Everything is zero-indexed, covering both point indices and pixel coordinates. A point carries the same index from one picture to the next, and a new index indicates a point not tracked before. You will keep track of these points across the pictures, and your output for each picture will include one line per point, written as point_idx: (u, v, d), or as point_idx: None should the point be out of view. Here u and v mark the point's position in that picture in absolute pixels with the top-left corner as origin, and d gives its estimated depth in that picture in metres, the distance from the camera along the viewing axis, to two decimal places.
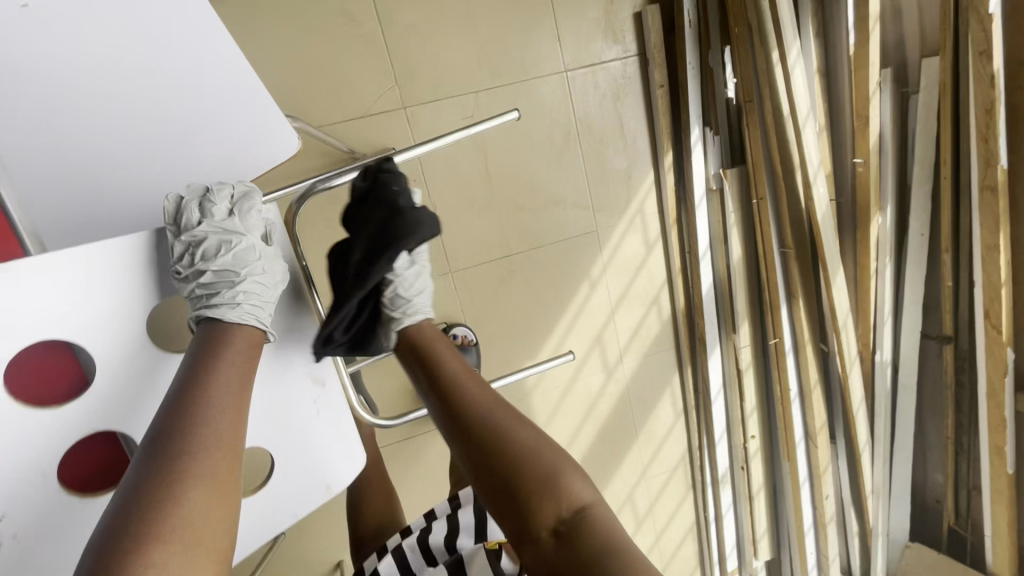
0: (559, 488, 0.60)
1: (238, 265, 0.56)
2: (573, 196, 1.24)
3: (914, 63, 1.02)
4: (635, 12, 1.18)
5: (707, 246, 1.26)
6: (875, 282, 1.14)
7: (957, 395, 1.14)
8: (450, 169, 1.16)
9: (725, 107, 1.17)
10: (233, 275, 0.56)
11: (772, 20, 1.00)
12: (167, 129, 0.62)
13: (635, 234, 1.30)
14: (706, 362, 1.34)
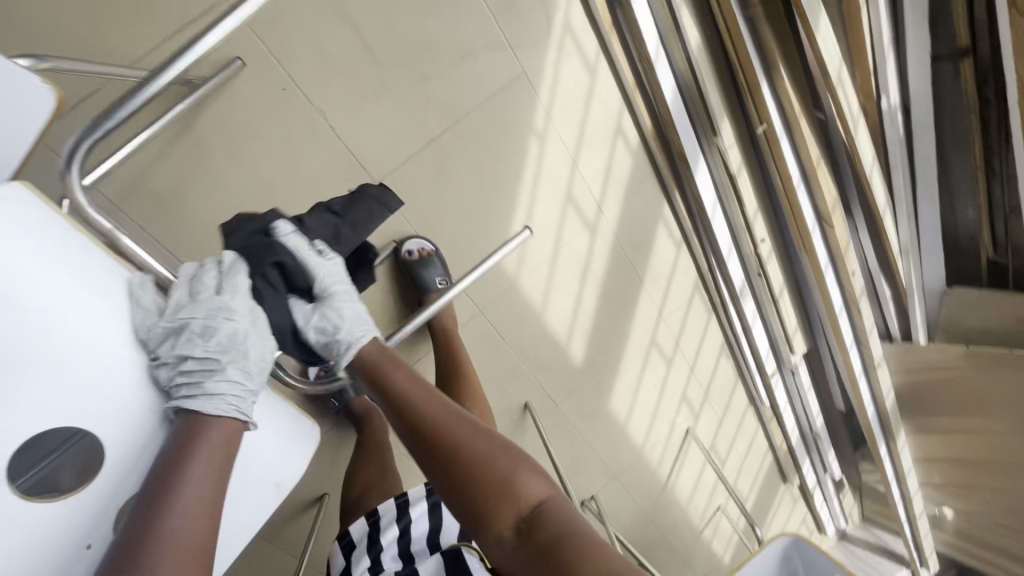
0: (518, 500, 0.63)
1: (223, 350, 0.52)
2: (482, 38, 0.99)
3: None
4: None
5: (658, 42, 1.03)
6: (868, 12, 0.92)
7: (983, 113, 0.99)
8: (317, 56, 0.91)
9: None
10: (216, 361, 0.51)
11: None
12: None
13: (571, 58, 1.06)
14: (694, 179, 1.18)
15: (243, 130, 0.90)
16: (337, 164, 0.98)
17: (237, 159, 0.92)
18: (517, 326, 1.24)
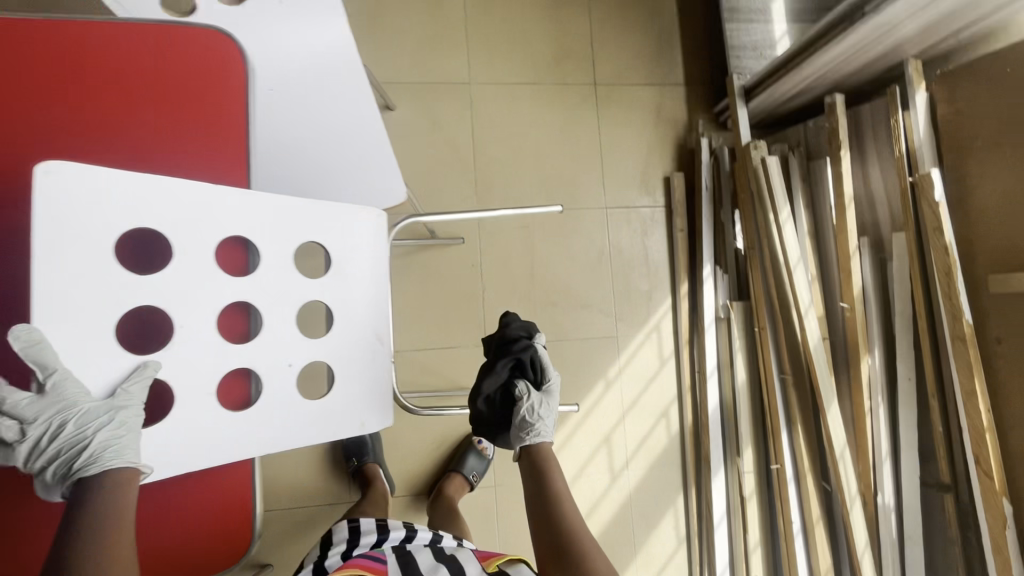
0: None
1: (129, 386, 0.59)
2: (600, 303, 1.47)
3: (887, 238, 1.25)
4: (665, 176, 1.53)
5: (715, 367, 1.40)
6: (870, 420, 1.22)
7: (966, 553, 1.12)
8: (501, 260, 1.43)
9: (733, 253, 1.44)
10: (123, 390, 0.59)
11: (769, 190, 1.31)
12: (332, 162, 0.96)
13: (651, 347, 1.47)
14: (711, 484, 1.37)
15: (435, 271, 1.40)
16: (471, 320, 1.40)
17: (420, 282, 1.39)
18: (514, 518, 1.36)
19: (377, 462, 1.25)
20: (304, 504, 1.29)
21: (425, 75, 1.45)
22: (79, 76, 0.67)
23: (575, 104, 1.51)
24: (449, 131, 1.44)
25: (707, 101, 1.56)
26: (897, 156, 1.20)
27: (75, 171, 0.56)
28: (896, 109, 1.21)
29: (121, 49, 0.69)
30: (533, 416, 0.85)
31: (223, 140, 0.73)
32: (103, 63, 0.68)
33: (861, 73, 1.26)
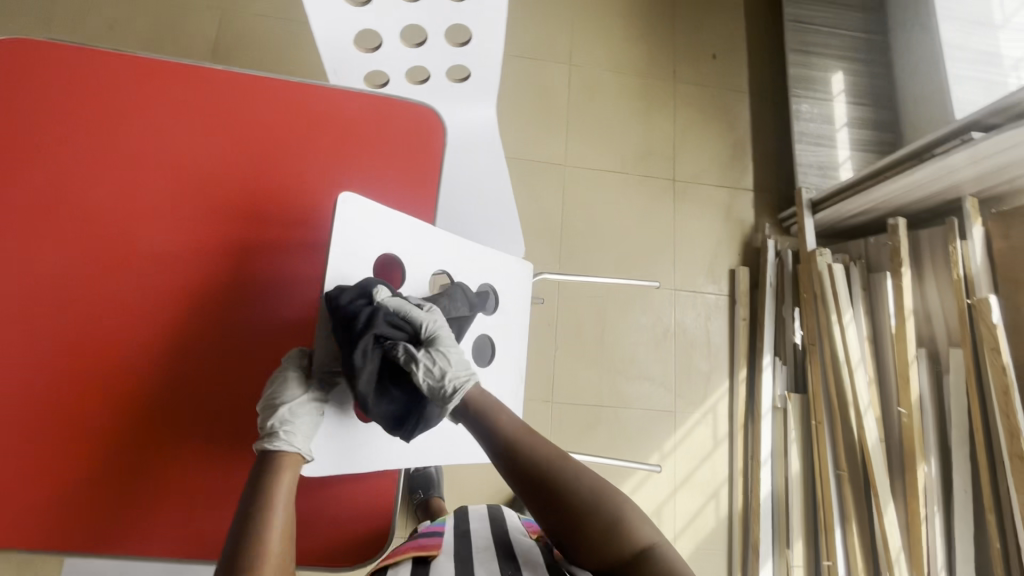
0: (620, 538, 0.70)
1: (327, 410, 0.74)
2: (661, 377, 1.56)
3: (944, 351, 1.34)
4: (730, 268, 1.66)
5: (769, 455, 1.45)
6: (926, 529, 1.24)
7: None
8: (574, 324, 1.55)
9: (792, 347, 1.53)
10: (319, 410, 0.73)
11: (833, 294, 1.42)
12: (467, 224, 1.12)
13: (706, 426, 1.54)
14: (759, 575, 1.38)
15: None
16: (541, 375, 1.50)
17: None
18: None
19: (441, 498, 1.31)
20: None
21: (526, 154, 1.65)
22: (333, 136, 0.88)
23: (655, 195, 1.69)
24: (541, 204, 1.62)
25: (774, 207, 1.72)
26: (955, 278, 1.32)
27: (359, 203, 0.77)
28: (955, 237, 1.34)
29: (361, 116, 0.89)
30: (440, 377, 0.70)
31: (415, 186, 0.89)
32: (349, 127, 0.88)
33: (923, 202, 1.41)
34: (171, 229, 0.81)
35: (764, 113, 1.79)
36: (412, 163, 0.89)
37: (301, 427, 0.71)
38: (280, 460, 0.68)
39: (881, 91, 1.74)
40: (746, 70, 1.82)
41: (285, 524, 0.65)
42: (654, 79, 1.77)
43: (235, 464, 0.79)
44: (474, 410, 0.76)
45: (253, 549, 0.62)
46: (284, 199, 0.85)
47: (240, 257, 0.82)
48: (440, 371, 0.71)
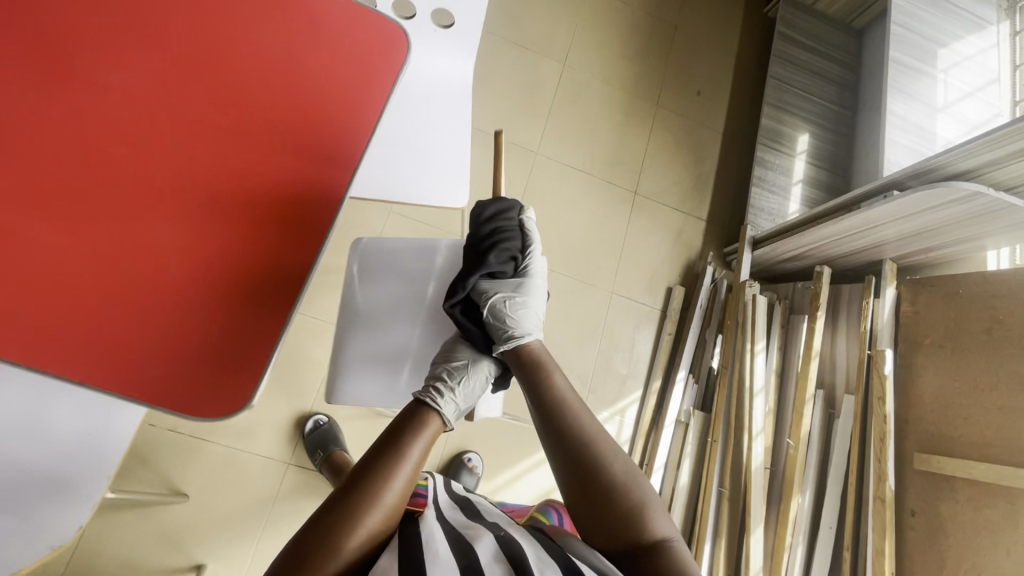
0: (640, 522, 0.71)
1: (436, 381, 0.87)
2: (579, 371, 1.60)
3: (839, 396, 1.42)
4: (668, 286, 1.73)
5: (662, 464, 1.49)
6: (788, 555, 1.28)
7: None
8: None
9: (706, 369, 1.60)
10: (468, 397, 0.85)
11: (751, 323, 1.50)
12: (421, 153, 1.19)
13: (612, 426, 1.57)
14: None
15: None
16: None
17: None
18: None
19: (340, 450, 1.26)
20: (244, 448, 1.31)
21: (502, 134, 1.71)
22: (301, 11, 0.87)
23: (614, 202, 1.76)
24: (504, 182, 1.68)
25: (721, 241, 1.81)
26: (862, 329, 1.41)
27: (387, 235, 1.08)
28: (869, 294, 1.44)
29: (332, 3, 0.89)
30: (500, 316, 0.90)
31: (372, 78, 0.87)
32: (320, 8, 0.88)
33: (850, 257, 1.51)
34: (109, 75, 0.76)
35: (732, 155, 1.90)
36: (374, 56, 0.88)
37: (449, 394, 0.82)
38: (422, 416, 0.76)
39: (839, 159, 1.86)
40: (723, 112, 1.94)
41: (407, 483, 0.68)
42: (637, 98, 1.87)
43: (142, 300, 0.72)
44: (535, 369, 0.84)
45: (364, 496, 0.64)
46: (231, 52, 0.82)
47: (191, 117, 0.78)
48: (510, 314, 0.91)
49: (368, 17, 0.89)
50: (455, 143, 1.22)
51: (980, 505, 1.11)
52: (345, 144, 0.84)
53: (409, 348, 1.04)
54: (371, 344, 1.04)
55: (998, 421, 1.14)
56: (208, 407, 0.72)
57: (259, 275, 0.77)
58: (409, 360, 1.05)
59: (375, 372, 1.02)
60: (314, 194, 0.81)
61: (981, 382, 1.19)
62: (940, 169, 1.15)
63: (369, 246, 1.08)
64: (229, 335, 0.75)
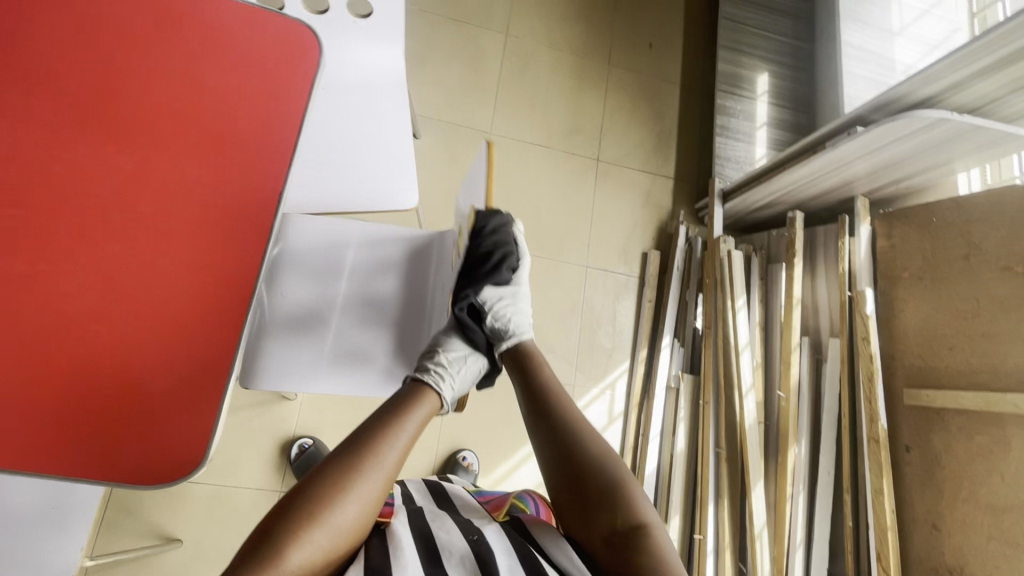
0: (620, 504, 0.68)
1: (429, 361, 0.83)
2: (564, 351, 1.57)
3: (824, 341, 1.41)
4: (643, 251, 1.69)
5: (658, 432, 1.48)
6: (791, 506, 1.29)
7: None
8: None
9: (691, 331, 1.57)
10: (468, 371, 0.83)
11: (730, 279, 1.46)
12: (366, 160, 1.15)
13: (604, 401, 1.56)
14: None
15: None
16: None
17: None
18: None
19: None
20: (232, 482, 1.28)
21: (451, 117, 1.63)
22: (196, 26, 0.78)
23: (577, 173, 1.70)
24: (460, 167, 1.61)
25: (692, 197, 1.76)
26: (840, 271, 1.38)
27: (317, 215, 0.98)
28: (845, 233, 1.40)
29: (228, 10, 0.80)
30: (502, 323, 0.88)
31: (284, 88, 0.79)
32: (216, 20, 0.79)
33: (822, 198, 1.48)
34: None
35: (692, 106, 1.84)
36: (281, 61, 0.80)
37: (448, 372, 0.79)
38: (419, 396, 0.74)
39: (801, 95, 1.80)
40: (678, 62, 1.86)
41: (402, 453, 0.66)
42: (588, 59, 1.79)
43: (66, 369, 0.67)
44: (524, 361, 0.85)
45: (350, 461, 0.62)
46: (123, 83, 0.74)
47: (88, 161, 0.71)
48: (512, 320, 0.89)
49: (267, 18, 0.81)
50: (401, 143, 1.16)
51: (972, 434, 1.11)
52: (263, 164, 0.76)
53: (348, 351, 0.93)
54: (300, 331, 0.92)
55: (982, 348, 1.13)
56: (152, 471, 0.67)
57: (190, 323, 0.71)
58: (341, 346, 0.93)
59: (306, 362, 0.90)
60: (239, 225, 0.75)
61: (963, 310, 1.18)
62: (902, 99, 1.10)
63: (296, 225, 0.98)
64: (166, 391, 0.69)
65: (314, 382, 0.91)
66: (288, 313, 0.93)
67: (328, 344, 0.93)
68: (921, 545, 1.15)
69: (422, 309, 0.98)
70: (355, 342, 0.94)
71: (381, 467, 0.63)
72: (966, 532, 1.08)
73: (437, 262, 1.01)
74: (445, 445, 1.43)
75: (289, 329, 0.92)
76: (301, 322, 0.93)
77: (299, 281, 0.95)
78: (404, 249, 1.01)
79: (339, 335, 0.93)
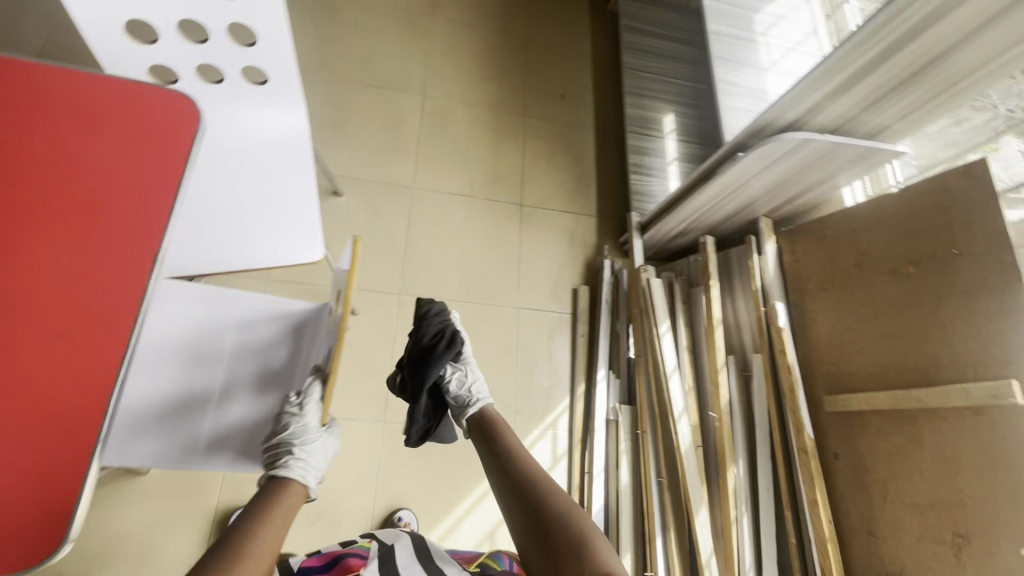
0: (587, 556, 0.63)
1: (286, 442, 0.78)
2: (501, 394, 1.55)
3: (749, 357, 1.43)
4: (573, 287, 1.73)
5: (602, 468, 1.46)
6: (736, 530, 1.26)
7: None
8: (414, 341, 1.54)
9: (626, 361, 1.58)
10: (319, 444, 0.78)
11: (653, 306, 1.49)
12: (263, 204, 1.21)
13: (546, 442, 1.53)
14: None
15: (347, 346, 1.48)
16: (373, 395, 1.46)
17: None
18: None
19: None
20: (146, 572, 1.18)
21: (373, 175, 1.68)
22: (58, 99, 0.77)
23: (503, 218, 1.75)
24: (385, 222, 1.64)
25: (615, 232, 1.83)
26: (754, 288, 1.43)
27: (181, 285, 1.04)
28: (753, 252, 1.47)
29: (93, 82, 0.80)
30: (462, 390, 0.93)
31: (161, 155, 0.81)
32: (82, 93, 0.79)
33: (729, 222, 1.55)
34: None
35: (606, 148, 1.94)
36: (160, 132, 0.82)
37: (303, 455, 0.76)
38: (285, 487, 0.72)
39: (705, 130, 1.93)
40: (590, 110, 1.98)
41: (275, 537, 0.63)
42: (505, 113, 1.89)
43: None
44: (491, 430, 0.88)
45: (230, 547, 0.60)
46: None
47: None
48: (465, 389, 0.93)
49: (144, 90, 0.83)
50: (301, 197, 1.22)
51: (889, 433, 1.13)
52: (137, 231, 0.77)
53: (208, 423, 0.99)
54: (158, 403, 0.98)
55: (885, 348, 1.17)
56: (19, 556, 0.64)
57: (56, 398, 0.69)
58: (196, 420, 0.99)
59: (162, 435, 0.97)
60: (113, 286, 0.74)
61: (864, 313, 1.23)
62: (772, 124, 1.20)
63: (163, 297, 1.03)
64: (28, 473, 0.66)
65: (166, 453, 0.97)
66: (149, 385, 0.98)
67: (183, 416, 0.99)
68: (862, 554, 1.13)
69: (282, 376, 1.05)
70: (214, 414, 1.00)
71: (253, 555, 0.60)
72: (900, 535, 1.08)
73: (309, 336, 1.07)
74: (381, 507, 1.37)
75: (147, 403, 0.97)
76: (159, 402, 0.98)
77: (160, 354, 1.00)
78: (277, 326, 1.07)
79: (197, 409, 0.99)
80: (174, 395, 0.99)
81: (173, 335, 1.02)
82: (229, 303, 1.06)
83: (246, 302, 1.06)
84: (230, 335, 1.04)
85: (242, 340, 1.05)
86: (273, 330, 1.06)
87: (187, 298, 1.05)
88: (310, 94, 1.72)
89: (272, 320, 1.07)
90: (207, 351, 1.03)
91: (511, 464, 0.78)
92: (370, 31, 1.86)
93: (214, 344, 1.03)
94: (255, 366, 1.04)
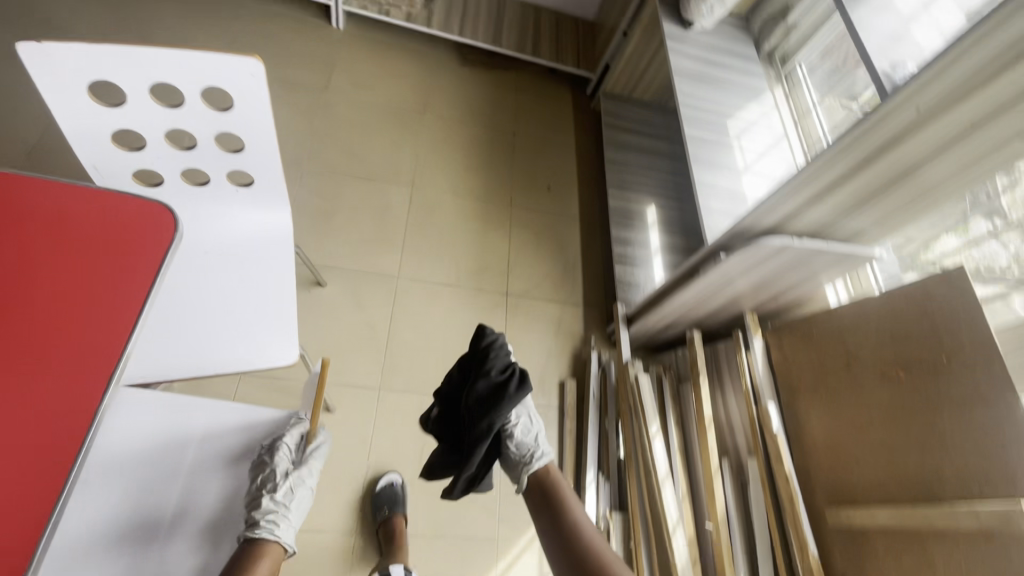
0: None
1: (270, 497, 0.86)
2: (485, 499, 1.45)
3: (744, 461, 1.37)
4: (560, 380, 1.68)
5: None
6: None
7: None
8: (392, 441, 1.46)
9: (615, 463, 1.50)
10: (298, 504, 0.88)
11: (642, 404, 1.44)
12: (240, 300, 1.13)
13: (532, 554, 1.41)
14: None
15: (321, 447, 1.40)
16: (346, 503, 1.35)
17: None
18: None
19: None
20: None
21: (358, 266, 1.67)
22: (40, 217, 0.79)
23: (488, 308, 1.73)
24: (368, 313, 1.61)
25: (602, 322, 1.81)
26: (744, 386, 1.40)
27: (143, 390, 0.99)
28: (741, 348, 1.45)
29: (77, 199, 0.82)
30: (521, 446, 0.88)
31: (131, 261, 0.79)
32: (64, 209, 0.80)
33: (715, 317, 1.54)
34: None
35: (592, 238, 1.97)
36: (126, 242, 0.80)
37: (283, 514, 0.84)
38: (261, 548, 0.78)
39: (688, 220, 1.98)
40: (575, 201, 2.04)
41: None
42: (491, 203, 1.92)
43: None
44: (547, 488, 0.85)
45: None
46: None
47: None
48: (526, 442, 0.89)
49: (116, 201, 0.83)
50: (280, 294, 1.16)
51: (899, 555, 1.05)
52: (83, 350, 0.71)
53: (157, 551, 0.87)
54: (102, 528, 0.87)
55: (884, 457, 1.12)
56: None
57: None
58: (145, 547, 0.87)
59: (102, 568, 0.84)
60: (60, 404, 0.68)
61: (859, 418, 1.19)
62: (752, 228, 1.22)
63: (122, 404, 0.97)
64: None
65: None
66: (92, 507, 0.88)
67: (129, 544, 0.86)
68: None
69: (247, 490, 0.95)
70: (166, 540, 0.88)
71: None
72: None
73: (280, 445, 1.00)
74: None
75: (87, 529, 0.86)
76: (103, 527, 0.86)
77: (110, 470, 0.91)
78: (244, 433, 1.00)
79: (147, 533, 0.88)
80: (121, 518, 0.88)
81: (127, 447, 0.94)
82: (194, 408, 1.00)
83: (214, 408, 1.01)
84: (192, 444, 0.97)
85: (205, 450, 0.97)
86: (241, 436, 0.99)
87: (148, 404, 0.98)
88: (297, 185, 1.74)
89: (240, 424, 1.01)
90: (164, 464, 0.94)
91: (578, 538, 0.76)
92: (360, 125, 1.93)
93: (172, 455, 0.95)
94: (218, 479, 0.95)
